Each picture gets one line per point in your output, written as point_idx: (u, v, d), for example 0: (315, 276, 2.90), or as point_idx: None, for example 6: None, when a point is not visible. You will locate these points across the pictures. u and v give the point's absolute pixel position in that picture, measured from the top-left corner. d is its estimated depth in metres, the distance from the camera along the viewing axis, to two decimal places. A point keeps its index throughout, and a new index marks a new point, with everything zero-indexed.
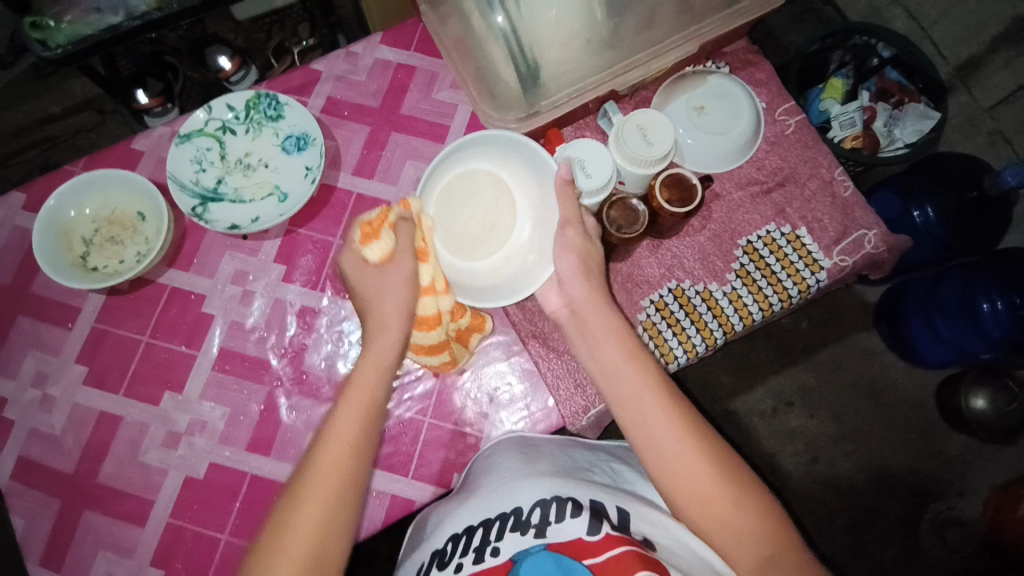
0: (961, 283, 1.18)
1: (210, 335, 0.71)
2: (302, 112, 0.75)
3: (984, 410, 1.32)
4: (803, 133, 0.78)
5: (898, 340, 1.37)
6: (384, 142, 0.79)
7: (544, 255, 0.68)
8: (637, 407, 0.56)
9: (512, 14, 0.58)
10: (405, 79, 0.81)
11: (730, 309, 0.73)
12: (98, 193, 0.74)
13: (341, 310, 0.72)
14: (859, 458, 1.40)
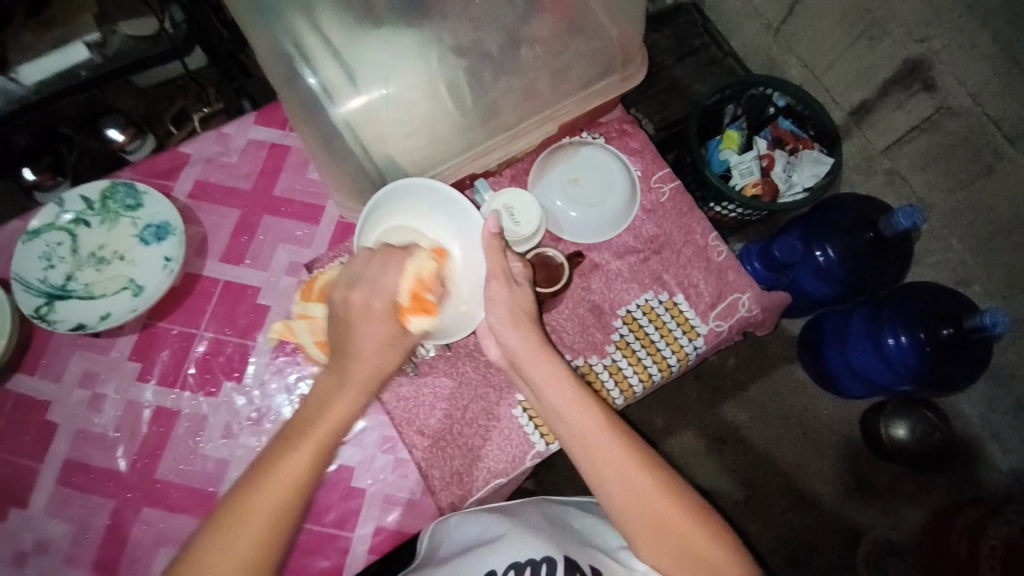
0: (869, 319, 1.20)
1: (53, 444, 0.66)
2: (161, 200, 0.72)
3: (904, 438, 1.34)
4: (678, 200, 0.79)
5: (820, 374, 1.39)
6: (255, 226, 0.75)
7: (475, 303, 0.66)
8: (590, 448, 0.58)
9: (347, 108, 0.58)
10: (279, 159, 0.77)
11: (611, 383, 0.71)
12: None
13: (200, 408, 0.67)
14: (792, 496, 1.39)
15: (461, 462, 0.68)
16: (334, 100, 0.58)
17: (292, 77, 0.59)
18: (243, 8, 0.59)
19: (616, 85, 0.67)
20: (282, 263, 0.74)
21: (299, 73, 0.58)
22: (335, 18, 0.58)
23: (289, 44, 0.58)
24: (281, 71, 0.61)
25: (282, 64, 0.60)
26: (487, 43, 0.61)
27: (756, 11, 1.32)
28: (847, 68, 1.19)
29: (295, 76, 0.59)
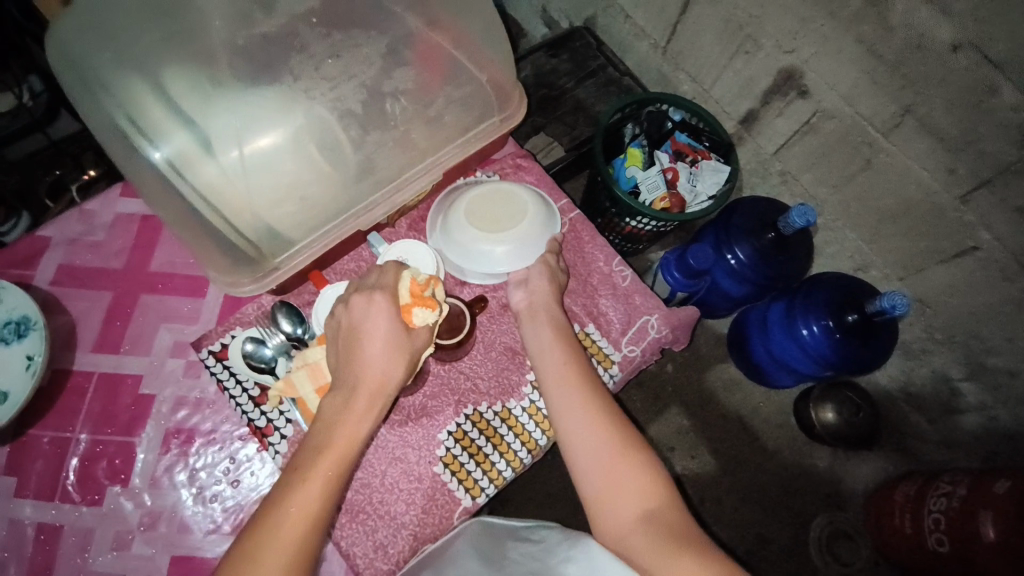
0: (784, 312, 1.26)
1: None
2: (20, 294, 0.66)
3: (833, 421, 1.40)
4: (578, 229, 0.81)
5: (750, 366, 1.45)
6: (132, 308, 0.70)
7: (519, 263, 0.71)
8: (587, 447, 0.58)
9: (204, 182, 0.55)
10: (154, 233, 0.74)
11: (532, 425, 0.70)
12: None
13: (86, 518, 0.61)
14: (742, 490, 1.42)
15: (383, 533, 0.64)
16: (190, 173, 0.54)
17: (136, 152, 0.54)
18: (78, 88, 0.55)
19: (494, 128, 0.70)
20: (166, 344, 0.69)
21: (144, 148, 0.54)
22: (179, 85, 0.54)
23: (129, 119, 0.54)
24: (122, 147, 0.55)
25: (123, 139, 0.55)
26: (350, 101, 0.59)
27: (643, 32, 1.38)
28: (730, 82, 1.26)
29: (140, 151, 0.54)
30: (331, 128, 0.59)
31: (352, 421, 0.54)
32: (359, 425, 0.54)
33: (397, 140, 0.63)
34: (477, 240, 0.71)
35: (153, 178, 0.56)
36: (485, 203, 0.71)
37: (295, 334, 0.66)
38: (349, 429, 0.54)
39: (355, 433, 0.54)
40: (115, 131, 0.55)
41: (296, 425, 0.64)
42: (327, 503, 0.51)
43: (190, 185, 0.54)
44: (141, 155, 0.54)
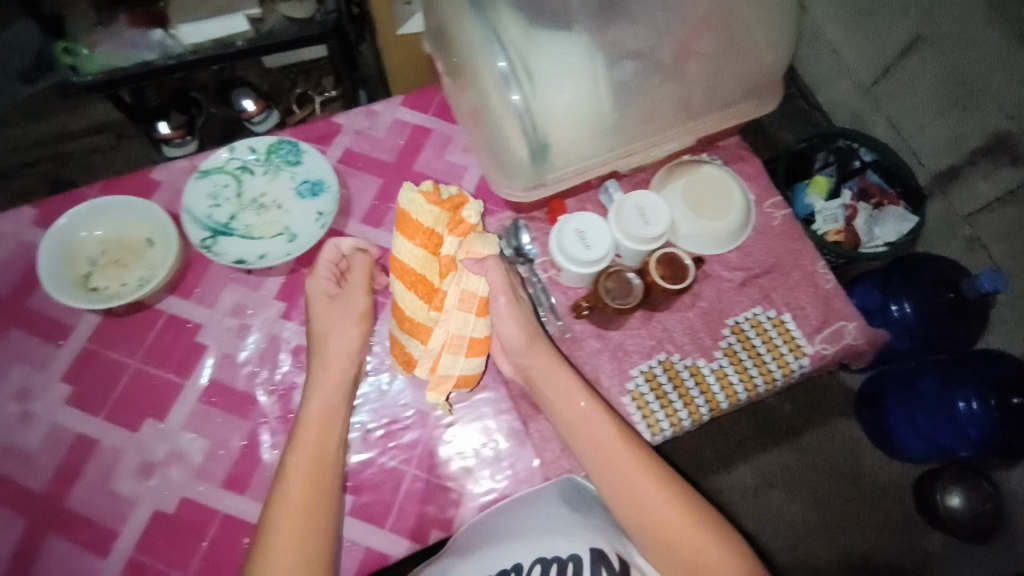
0: (939, 377, 1.21)
1: (200, 365, 0.71)
2: (320, 160, 0.80)
3: (959, 508, 1.29)
4: (789, 226, 0.82)
5: (876, 431, 1.38)
6: (394, 195, 0.83)
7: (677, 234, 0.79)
8: (596, 445, 0.65)
9: (527, 94, 0.62)
10: (420, 140, 0.86)
11: (717, 387, 0.74)
12: (110, 217, 0.75)
13: None
14: (838, 548, 1.38)
15: None
16: (517, 83, 0.62)
17: (480, 54, 0.64)
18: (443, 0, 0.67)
19: (751, 109, 0.72)
20: None
21: (489, 52, 0.62)
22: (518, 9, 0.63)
23: (483, 27, 0.63)
24: (467, 49, 0.66)
25: (470, 42, 0.64)
26: (661, 51, 0.63)
27: (847, 70, 1.38)
28: (938, 134, 1.22)
29: (486, 54, 0.63)
30: (634, 73, 0.63)
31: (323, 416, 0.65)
32: (331, 414, 0.65)
33: (678, 97, 0.66)
34: (679, 202, 0.79)
35: (485, 78, 0.65)
36: (706, 188, 0.79)
37: (525, 249, 0.77)
38: (328, 414, 0.65)
39: (322, 440, 0.63)
40: (466, 36, 0.65)
41: None
42: (328, 465, 0.62)
43: (514, 91, 0.62)
44: (484, 57, 0.63)
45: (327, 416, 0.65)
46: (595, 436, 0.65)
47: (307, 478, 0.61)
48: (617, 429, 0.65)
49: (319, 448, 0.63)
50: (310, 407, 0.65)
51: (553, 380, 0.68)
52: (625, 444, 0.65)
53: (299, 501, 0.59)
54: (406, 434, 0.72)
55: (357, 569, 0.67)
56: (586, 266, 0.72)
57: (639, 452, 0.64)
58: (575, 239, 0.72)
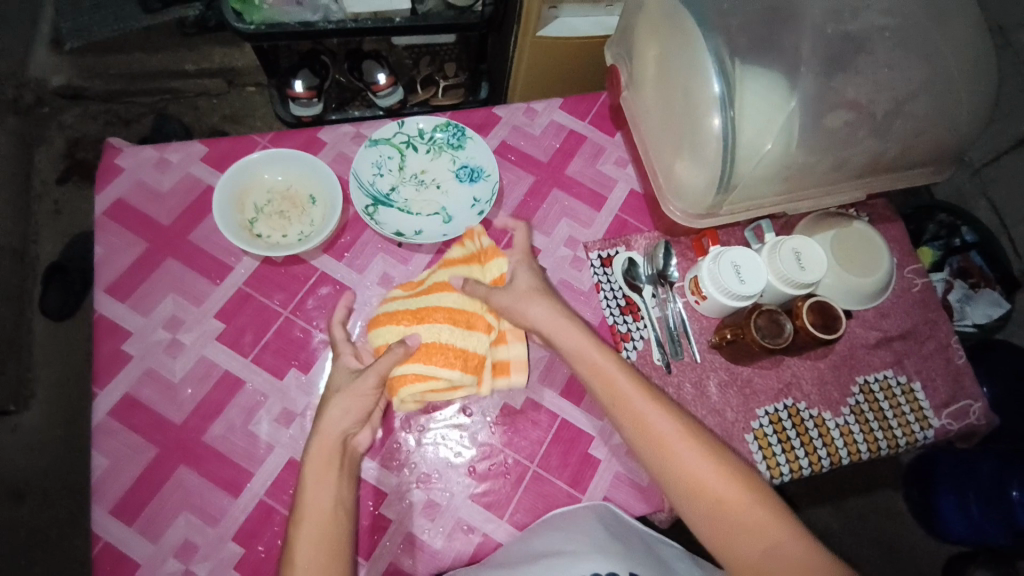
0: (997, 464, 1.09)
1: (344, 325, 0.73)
2: (483, 147, 0.82)
3: None
4: (928, 295, 0.83)
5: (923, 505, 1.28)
6: (544, 195, 0.84)
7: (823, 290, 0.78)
8: (635, 417, 0.62)
9: (737, 129, 0.62)
10: (575, 145, 0.88)
11: (840, 442, 0.75)
12: (283, 167, 0.78)
13: None
14: None
15: None
16: (728, 109, 0.61)
17: (697, 71, 0.63)
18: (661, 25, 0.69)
19: (926, 176, 0.74)
20: (563, 234, 0.82)
21: (708, 70, 0.62)
22: (751, 37, 0.64)
23: (708, 44, 0.63)
24: (684, 63, 0.65)
25: (690, 63, 0.64)
26: (877, 106, 0.65)
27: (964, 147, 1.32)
28: None
29: (704, 72, 0.62)
30: (845, 123, 0.64)
31: (317, 474, 0.59)
32: (324, 475, 0.59)
33: (875, 153, 0.67)
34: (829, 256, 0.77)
35: (693, 95, 0.64)
36: (853, 244, 0.78)
37: (664, 271, 0.78)
38: (323, 494, 0.58)
39: (327, 500, 0.58)
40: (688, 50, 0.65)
41: (648, 342, 0.77)
42: (338, 516, 0.58)
43: (720, 116, 0.61)
44: (699, 73, 0.63)
45: (321, 505, 0.58)
46: (629, 403, 0.62)
47: (315, 523, 0.57)
48: (662, 407, 0.62)
49: (329, 511, 0.57)
50: (311, 488, 0.58)
51: (599, 359, 0.65)
52: (662, 410, 0.62)
53: (321, 560, 0.55)
54: (533, 429, 0.72)
55: (472, 552, 0.67)
56: (736, 299, 0.72)
57: (679, 416, 0.62)
58: (729, 271, 0.71)
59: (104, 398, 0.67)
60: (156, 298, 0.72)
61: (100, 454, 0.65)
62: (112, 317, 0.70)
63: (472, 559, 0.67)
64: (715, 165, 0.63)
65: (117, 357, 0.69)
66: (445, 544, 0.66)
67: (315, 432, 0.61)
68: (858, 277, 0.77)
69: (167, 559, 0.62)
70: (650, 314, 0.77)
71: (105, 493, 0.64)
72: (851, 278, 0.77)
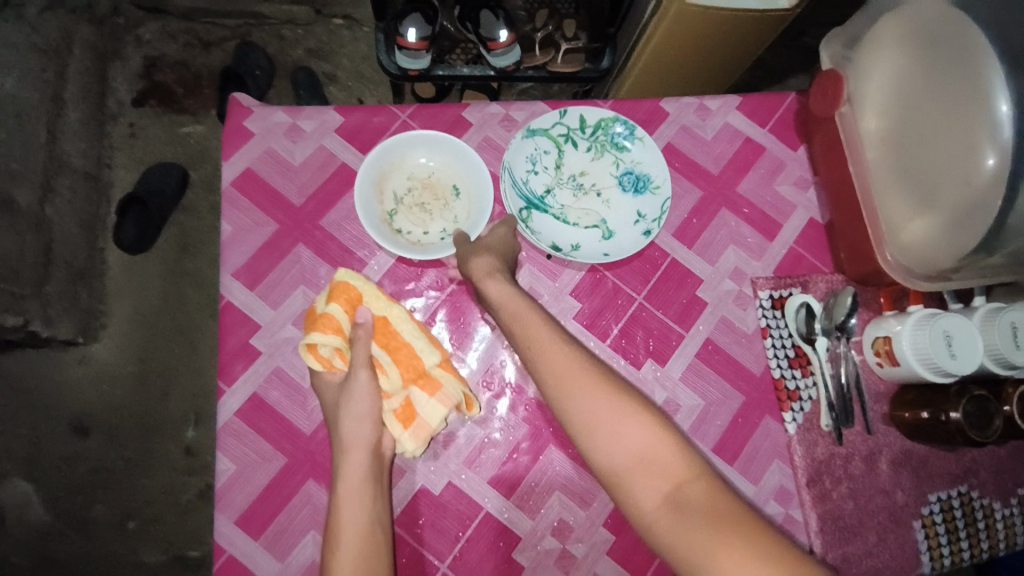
0: None
1: (473, 338, 0.67)
2: (654, 153, 0.70)
3: None
4: None
5: None
6: (712, 214, 0.73)
7: None
8: (599, 418, 0.50)
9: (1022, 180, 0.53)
10: (751, 156, 0.76)
11: (1004, 534, 0.68)
12: (423, 149, 0.68)
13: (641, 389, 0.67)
14: None
15: (852, 550, 0.64)
16: (1017, 152, 0.53)
17: (973, 103, 0.56)
18: (917, 44, 0.61)
19: None
20: (730, 263, 0.72)
21: (997, 102, 0.54)
22: None
23: (1005, 74, 0.55)
24: (953, 91, 0.57)
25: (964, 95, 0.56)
26: None
27: None
28: None
29: (985, 104, 0.55)
30: None
31: (355, 486, 0.54)
32: (369, 485, 0.54)
33: None
34: None
35: (965, 129, 0.56)
36: None
37: (845, 323, 0.67)
38: (366, 507, 0.53)
39: (363, 517, 0.52)
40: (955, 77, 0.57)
41: (816, 404, 0.68)
42: (378, 521, 0.53)
43: (996, 158, 0.54)
44: (978, 105, 0.55)
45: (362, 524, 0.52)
46: (563, 371, 0.53)
47: (361, 522, 0.52)
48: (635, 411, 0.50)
49: (365, 516, 0.52)
50: (343, 498, 0.53)
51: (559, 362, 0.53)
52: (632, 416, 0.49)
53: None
54: None
55: None
56: (940, 375, 0.63)
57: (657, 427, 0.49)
58: (940, 342, 0.62)
59: (231, 397, 0.61)
60: (285, 290, 0.65)
61: (224, 458, 0.60)
62: (239, 305, 0.63)
63: None
64: (983, 219, 0.55)
65: (244, 352, 0.63)
66: None
67: (338, 455, 0.56)
68: None
69: None
70: (823, 372, 0.67)
71: (230, 501, 0.59)
72: None
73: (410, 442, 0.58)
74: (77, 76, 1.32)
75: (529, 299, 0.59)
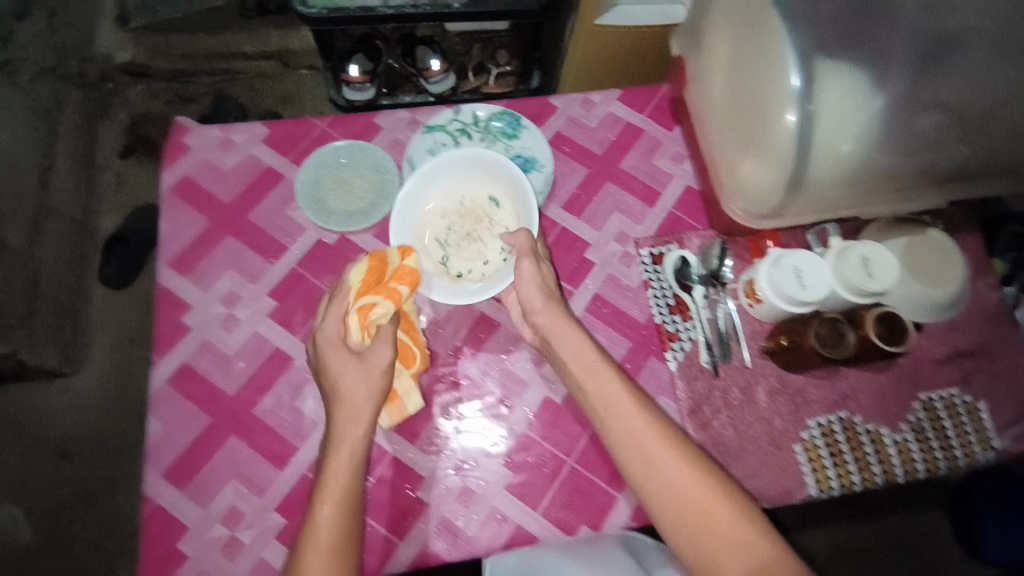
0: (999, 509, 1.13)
1: None
2: (539, 138, 0.81)
3: None
4: (998, 312, 0.80)
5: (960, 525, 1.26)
6: (598, 188, 0.83)
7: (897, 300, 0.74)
8: (623, 427, 0.61)
9: (809, 121, 0.58)
10: (631, 137, 0.86)
11: (896, 459, 0.72)
12: (443, 185, 0.78)
13: None
14: None
15: (735, 472, 0.71)
16: (806, 100, 0.58)
17: (771, 61, 0.61)
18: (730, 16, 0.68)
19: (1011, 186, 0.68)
20: (615, 228, 0.81)
21: (789, 58, 0.58)
22: (839, 36, 0.60)
23: (792, 31, 0.59)
24: (759, 54, 0.63)
25: (767, 55, 0.62)
26: (968, 109, 0.62)
27: None
28: None
29: (780, 61, 0.59)
30: (936, 125, 0.62)
31: (339, 489, 0.57)
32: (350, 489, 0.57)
33: (959, 163, 0.64)
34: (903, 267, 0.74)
35: (770, 87, 0.61)
36: (932, 255, 0.74)
37: (718, 271, 0.76)
38: (341, 506, 0.56)
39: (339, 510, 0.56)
40: (761, 41, 0.63)
41: (696, 343, 0.75)
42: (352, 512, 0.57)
43: (793, 110, 0.58)
44: (777, 64, 0.60)
45: (336, 522, 0.56)
46: (632, 431, 0.60)
47: (338, 515, 0.56)
48: (653, 422, 0.61)
49: (343, 510, 0.56)
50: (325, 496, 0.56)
51: (583, 361, 0.65)
52: (650, 424, 0.60)
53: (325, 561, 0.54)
54: (572, 426, 0.73)
55: (506, 539, 0.69)
56: (794, 305, 0.69)
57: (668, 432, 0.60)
58: (790, 276, 0.69)
59: (162, 367, 0.71)
60: (215, 275, 0.74)
61: (156, 421, 0.69)
62: (173, 290, 0.73)
63: (505, 547, 0.69)
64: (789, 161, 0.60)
65: (177, 329, 0.72)
66: (479, 531, 0.68)
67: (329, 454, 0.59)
68: (929, 289, 0.74)
69: (213, 526, 0.66)
70: (698, 316, 0.75)
71: (157, 458, 0.68)
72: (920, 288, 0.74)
73: (385, 419, 0.68)
74: (68, 133, 1.49)
75: (554, 298, 0.69)
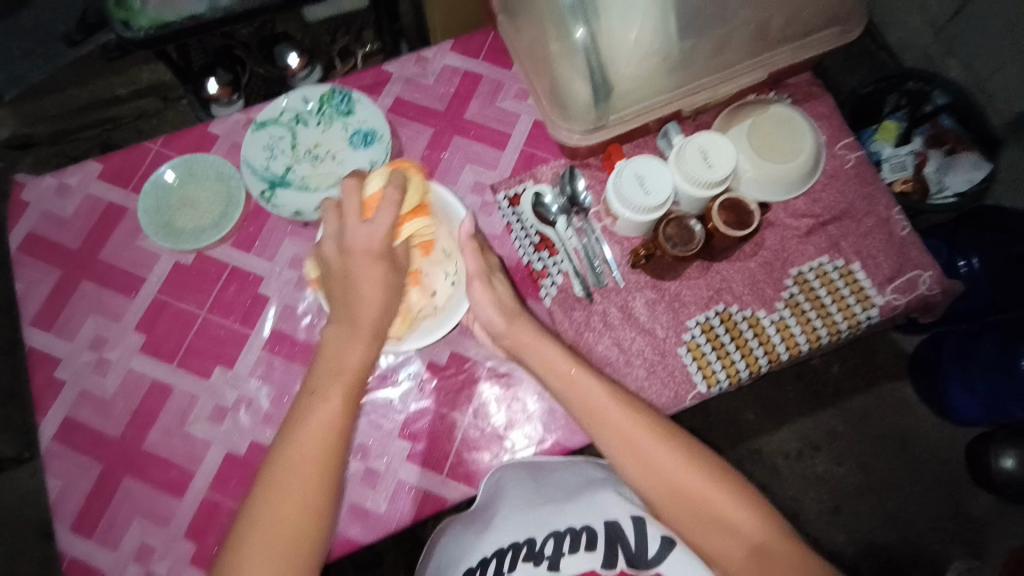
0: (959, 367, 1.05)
1: (262, 315, 0.74)
2: (372, 108, 0.79)
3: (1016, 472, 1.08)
4: (862, 168, 0.79)
5: (931, 392, 1.15)
6: (446, 145, 0.82)
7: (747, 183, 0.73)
8: (591, 409, 0.59)
9: (592, 30, 0.60)
10: (471, 85, 0.84)
11: (777, 338, 0.72)
12: None
13: None
14: (892, 521, 1.21)
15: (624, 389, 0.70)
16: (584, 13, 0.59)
17: None
18: None
19: (835, 37, 0.69)
20: (469, 180, 0.80)
21: None
22: None
23: None
24: None
25: None
26: None
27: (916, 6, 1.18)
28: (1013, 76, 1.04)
29: None
30: None
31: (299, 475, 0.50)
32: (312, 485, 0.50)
33: (758, 23, 0.66)
34: (747, 149, 0.72)
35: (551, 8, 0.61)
36: (777, 130, 0.72)
37: (579, 198, 0.75)
38: (288, 495, 0.49)
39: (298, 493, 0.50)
40: None
41: (567, 275, 0.74)
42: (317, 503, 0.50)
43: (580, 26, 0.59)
44: None
45: (289, 510, 0.49)
46: (610, 420, 0.57)
47: (287, 500, 0.50)
48: (622, 401, 0.58)
49: (297, 519, 0.49)
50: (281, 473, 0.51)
51: (537, 351, 0.63)
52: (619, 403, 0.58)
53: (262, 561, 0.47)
54: (462, 384, 0.72)
55: (415, 509, 0.68)
56: (646, 213, 0.68)
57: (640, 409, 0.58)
58: (634, 185, 0.68)
59: (46, 424, 0.70)
60: (77, 323, 0.73)
61: (51, 477, 0.68)
62: (41, 347, 0.72)
63: (416, 517, 0.68)
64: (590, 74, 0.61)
65: (52, 384, 0.71)
66: (389, 506, 0.68)
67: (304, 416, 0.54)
68: (778, 167, 0.72)
69: (128, 562, 0.65)
70: (566, 245, 0.74)
71: (62, 512, 0.67)
72: (770, 168, 0.72)
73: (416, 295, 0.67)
74: None
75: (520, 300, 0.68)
